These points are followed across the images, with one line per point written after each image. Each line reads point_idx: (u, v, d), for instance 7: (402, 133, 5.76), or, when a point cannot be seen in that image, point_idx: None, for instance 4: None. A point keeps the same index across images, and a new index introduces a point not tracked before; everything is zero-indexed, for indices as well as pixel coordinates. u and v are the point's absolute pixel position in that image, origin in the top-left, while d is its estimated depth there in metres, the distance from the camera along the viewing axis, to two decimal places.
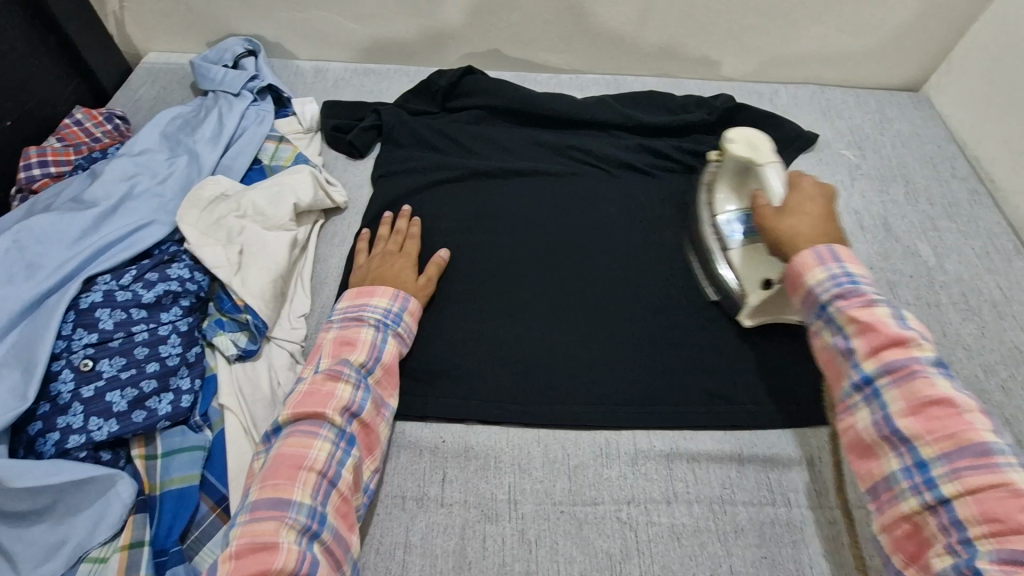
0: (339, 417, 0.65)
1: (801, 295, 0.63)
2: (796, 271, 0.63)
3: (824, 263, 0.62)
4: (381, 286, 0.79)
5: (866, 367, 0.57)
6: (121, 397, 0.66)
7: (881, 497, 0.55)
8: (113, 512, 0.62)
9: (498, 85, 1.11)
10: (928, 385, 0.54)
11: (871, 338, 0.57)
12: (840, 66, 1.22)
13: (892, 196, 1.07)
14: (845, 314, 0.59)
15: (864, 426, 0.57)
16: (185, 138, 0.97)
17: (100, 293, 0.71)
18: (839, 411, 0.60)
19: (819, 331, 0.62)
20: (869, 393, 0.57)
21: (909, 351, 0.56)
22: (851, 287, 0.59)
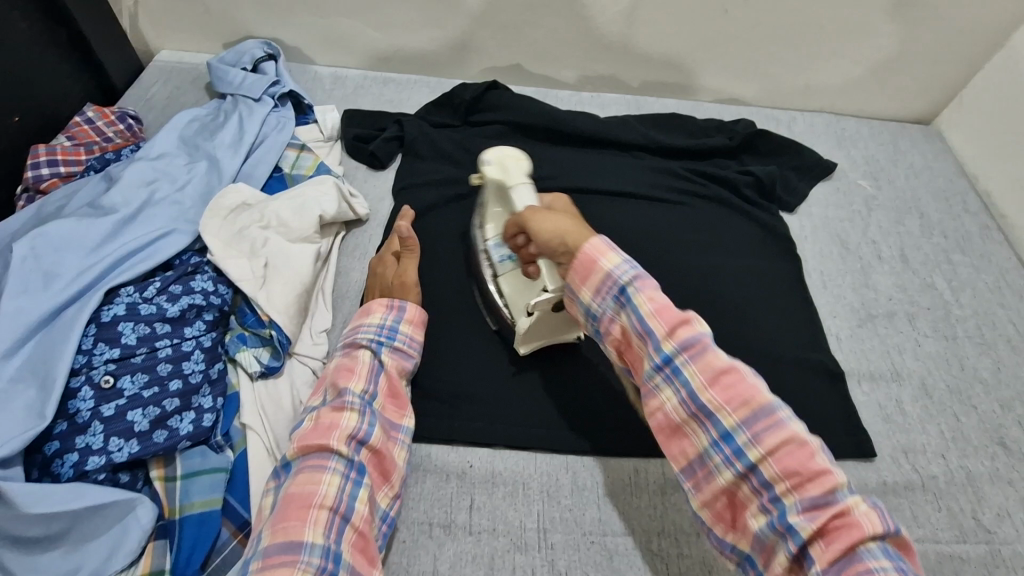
0: (345, 447, 0.61)
1: (595, 284, 0.62)
2: (591, 257, 0.62)
3: (611, 253, 0.63)
4: (375, 301, 0.76)
5: (664, 348, 0.56)
6: (143, 416, 0.63)
7: (699, 472, 0.56)
8: (132, 538, 0.59)
9: (521, 101, 1.11)
10: (715, 355, 0.55)
11: (663, 318, 0.57)
12: (855, 97, 1.24)
13: (907, 227, 1.08)
14: (641, 296, 0.59)
15: (674, 406, 0.56)
16: (204, 143, 0.94)
17: (123, 305, 0.68)
18: (645, 395, 0.59)
19: (616, 318, 0.61)
20: (670, 371, 0.56)
21: (694, 327, 0.56)
22: (637, 273, 0.60)
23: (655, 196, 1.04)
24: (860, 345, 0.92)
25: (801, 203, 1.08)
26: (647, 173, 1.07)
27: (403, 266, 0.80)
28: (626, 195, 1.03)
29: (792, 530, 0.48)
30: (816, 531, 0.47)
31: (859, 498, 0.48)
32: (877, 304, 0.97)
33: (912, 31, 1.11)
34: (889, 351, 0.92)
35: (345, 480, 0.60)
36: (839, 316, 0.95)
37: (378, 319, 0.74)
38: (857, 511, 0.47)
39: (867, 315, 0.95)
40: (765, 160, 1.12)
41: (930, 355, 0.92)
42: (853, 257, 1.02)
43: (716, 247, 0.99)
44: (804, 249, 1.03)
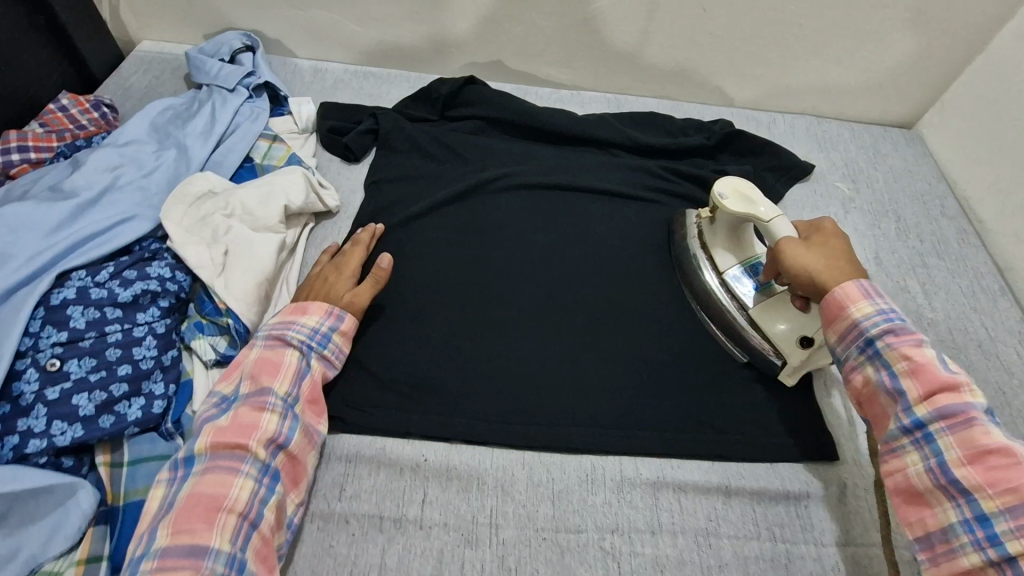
0: (263, 451, 0.63)
1: (839, 332, 0.66)
2: (840, 304, 0.66)
3: (868, 298, 0.66)
4: (314, 302, 0.76)
5: (918, 411, 0.60)
6: (88, 401, 0.62)
7: (934, 542, 0.58)
8: (71, 524, 0.58)
9: (498, 96, 1.10)
10: (983, 432, 0.57)
11: (921, 380, 0.60)
12: (838, 99, 1.24)
13: (883, 230, 1.07)
14: (894, 351, 0.62)
15: (916, 472, 0.60)
16: (175, 132, 0.94)
17: (74, 289, 0.67)
18: (886, 454, 0.63)
19: (858, 368, 0.65)
20: (921, 437, 0.60)
21: (962, 397, 0.59)
22: (900, 325, 0.63)
23: (629, 193, 1.03)
24: None
25: (777, 204, 1.08)
26: (622, 171, 1.07)
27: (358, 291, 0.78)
28: (600, 191, 1.03)
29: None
30: None
31: None
32: None
33: (892, 33, 1.10)
34: None
35: (258, 486, 0.61)
36: None
37: (312, 322, 0.74)
38: None
39: None
40: (742, 160, 1.11)
41: None
42: None
43: None
44: None
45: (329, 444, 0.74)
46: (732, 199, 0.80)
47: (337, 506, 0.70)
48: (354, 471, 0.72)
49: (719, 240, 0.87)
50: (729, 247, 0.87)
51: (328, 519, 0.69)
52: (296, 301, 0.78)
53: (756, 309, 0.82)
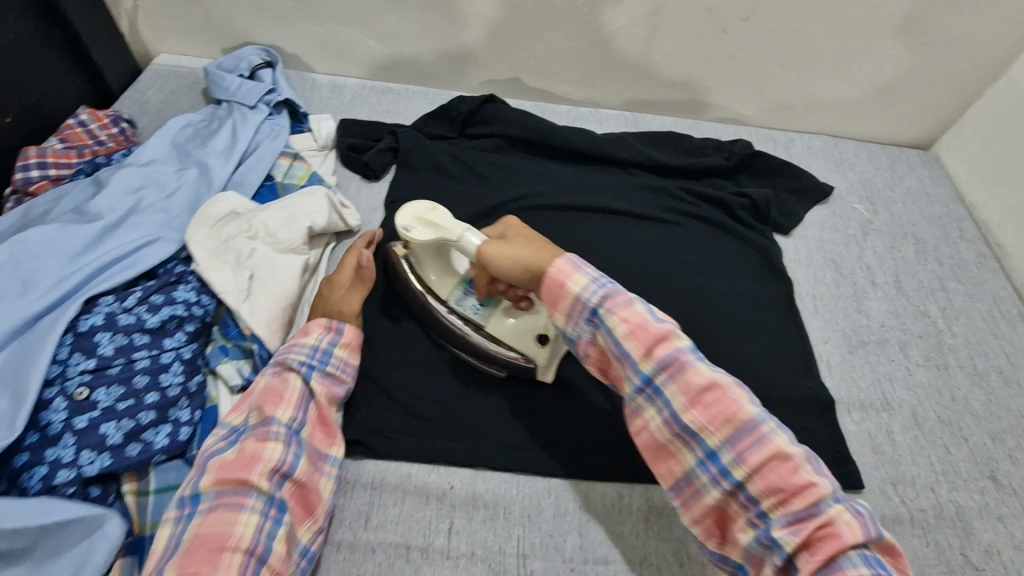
0: (266, 484, 0.61)
1: (566, 310, 0.62)
2: (558, 282, 0.61)
3: (581, 269, 0.62)
4: (314, 321, 0.75)
5: (645, 369, 0.57)
6: (116, 429, 0.62)
7: (683, 482, 0.58)
8: (100, 554, 0.57)
9: (518, 115, 1.10)
10: (695, 372, 0.55)
11: (641, 339, 0.57)
12: (855, 120, 1.24)
13: (902, 253, 1.07)
14: (613, 317, 0.58)
15: (660, 425, 0.58)
16: (196, 150, 0.94)
17: (101, 315, 0.67)
18: (630, 414, 0.61)
19: (594, 339, 0.61)
20: (652, 391, 0.57)
21: (672, 344, 0.57)
22: (612, 289, 0.60)
23: (650, 214, 1.03)
24: (851, 372, 0.91)
25: (796, 225, 1.07)
26: (641, 192, 1.07)
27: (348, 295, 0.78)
28: (619, 212, 1.03)
29: (777, 542, 0.51)
30: (800, 544, 0.50)
31: (843, 507, 0.50)
32: (869, 330, 0.96)
33: (911, 56, 1.11)
34: (880, 378, 0.90)
35: (263, 520, 0.59)
36: (832, 342, 0.94)
37: (312, 340, 0.73)
38: (841, 521, 0.49)
39: (858, 342, 0.94)
40: (761, 180, 1.11)
41: (922, 385, 0.90)
42: (847, 282, 1.01)
43: (708, 268, 0.99)
44: (798, 273, 1.02)
45: (353, 470, 0.74)
46: (418, 230, 0.75)
47: (364, 535, 0.69)
48: (380, 499, 0.72)
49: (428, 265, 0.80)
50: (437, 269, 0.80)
51: (355, 549, 0.68)
52: (301, 323, 0.77)
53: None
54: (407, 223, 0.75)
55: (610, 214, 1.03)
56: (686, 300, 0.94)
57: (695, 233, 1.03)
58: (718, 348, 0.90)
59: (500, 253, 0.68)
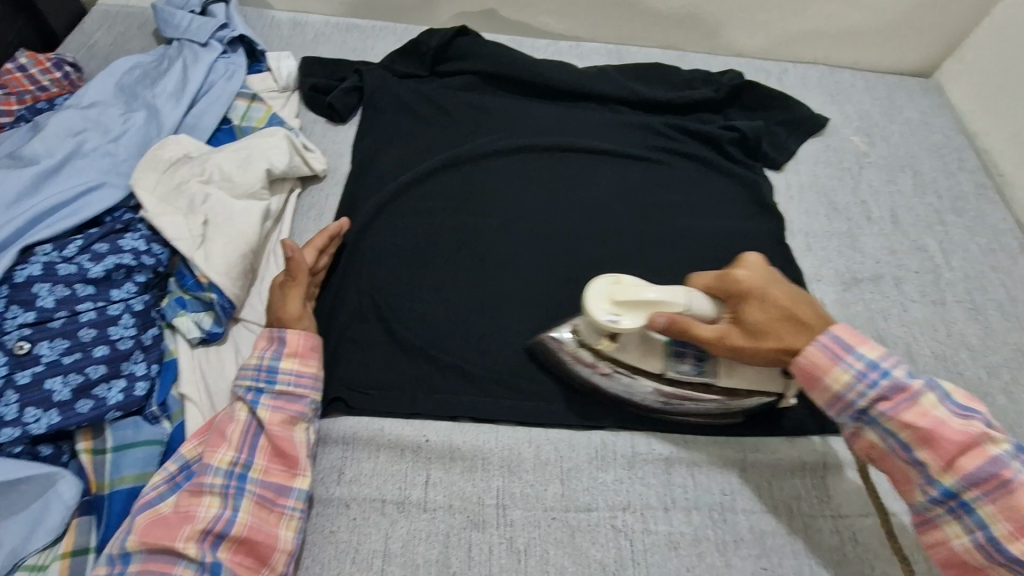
0: (193, 549, 0.54)
1: (825, 399, 0.61)
2: (816, 374, 0.61)
3: (840, 358, 0.60)
4: (261, 335, 0.67)
5: (945, 481, 0.57)
6: (63, 385, 0.58)
7: (921, 527, 0.59)
8: (54, 516, 0.55)
9: (493, 48, 1.03)
10: (970, 455, 0.56)
11: (939, 446, 0.56)
12: (853, 46, 1.16)
13: (900, 186, 1.02)
14: (893, 420, 0.58)
15: (963, 543, 0.56)
16: (144, 91, 0.87)
17: (39, 265, 0.62)
18: (918, 520, 0.60)
19: (862, 435, 0.61)
20: (956, 506, 0.56)
21: (937, 421, 0.57)
22: (890, 383, 0.58)
23: (632, 150, 0.98)
24: (845, 311, 0.87)
25: (789, 160, 1.02)
26: (624, 127, 1.01)
27: (284, 298, 0.67)
28: (601, 151, 0.97)
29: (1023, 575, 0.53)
30: None
31: None
32: (863, 267, 0.92)
33: None
34: (874, 315, 0.87)
35: None
36: (825, 280, 0.90)
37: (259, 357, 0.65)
38: None
39: (852, 279, 0.90)
40: (752, 114, 1.05)
41: (916, 320, 0.87)
42: (841, 218, 0.97)
43: (696, 207, 0.94)
44: (791, 210, 0.97)
45: (326, 426, 0.70)
46: (625, 316, 0.63)
47: (337, 490, 0.66)
48: (353, 453, 0.69)
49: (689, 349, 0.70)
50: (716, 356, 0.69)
51: (328, 504, 0.66)
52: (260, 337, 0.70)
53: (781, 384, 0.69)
54: (612, 314, 0.62)
55: (591, 151, 0.97)
56: (672, 240, 0.90)
57: (683, 171, 0.97)
58: None
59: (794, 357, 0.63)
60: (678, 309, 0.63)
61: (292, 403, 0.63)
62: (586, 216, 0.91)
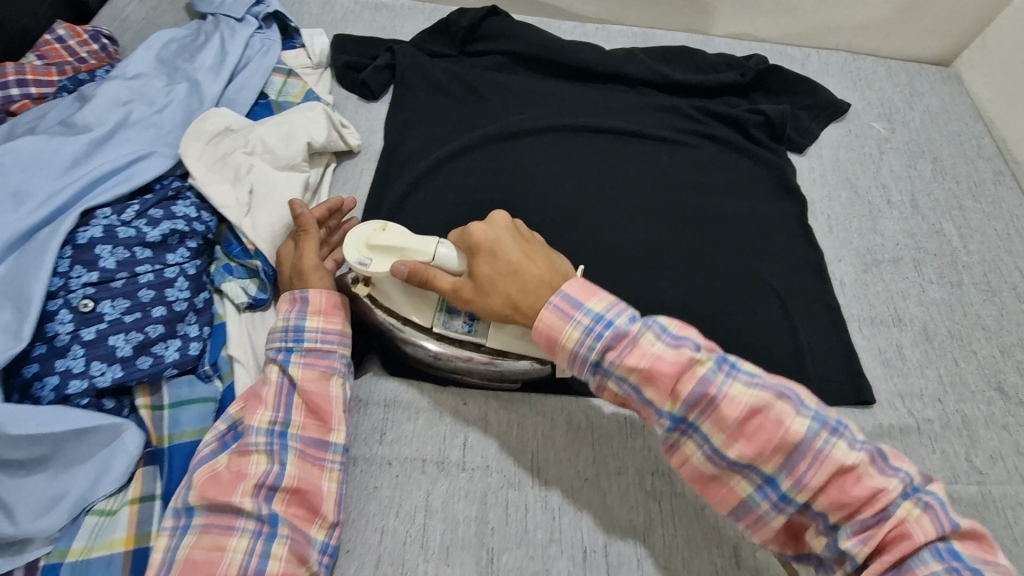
0: (249, 503, 0.56)
1: (565, 358, 0.59)
2: (551, 331, 0.59)
3: (571, 315, 0.59)
4: (280, 300, 0.68)
5: (670, 411, 0.55)
6: (125, 342, 0.60)
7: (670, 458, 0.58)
8: (121, 462, 0.58)
9: (523, 30, 1.05)
10: (725, 405, 0.54)
11: (661, 384, 0.55)
12: (875, 34, 1.18)
13: (919, 171, 1.04)
14: (620, 366, 0.57)
15: (700, 461, 0.56)
16: (184, 64, 0.89)
17: (100, 227, 0.64)
18: (667, 451, 0.58)
19: (603, 386, 0.60)
20: (686, 428, 0.56)
21: (693, 372, 0.55)
22: (614, 333, 0.57)
23: (659, 132, 1.00)
24: (865, 290, 0.90)
25: (812, 145, 1.04)
26: (652, 110, 1.03)
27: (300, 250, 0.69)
28: (629, 133, 0.99)
29: (848, 554, 0.51)
30: (870, 553, 0.50)
31: (910, 504, 0.50)
32: (882, 249, 0.94)
33: None
34: (892, 296, 0.90)
35: (252, 541, 0.55)
36: (846, 261, 0.92)
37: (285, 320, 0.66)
38: (909, 519, 0.50)
39: (872, 261, 0.93)
40: (775, 99, 1.07)
41: (933, 301, 0.90)
42: (861, 202, 0.99)
43: (721, 188, 0.96)
44: (813, 193, 0.99)
45: (368, 389, 0.74)
46: (376, 259, 0.67)
47: (379, 450, 0.69)
48: (394, 416, 0.72)
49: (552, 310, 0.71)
50: None
51: (371, 462, 0.69)
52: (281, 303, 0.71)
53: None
54: (362, 257, 0.67)
55: (619, 132, 0.99)
56: (698, 220, 0.93)
57: (709, 153, 0.99)
58: (732, 267, 0.89)
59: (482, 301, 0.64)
60: (426, 259, 0.66)
61: (320, 361, 0.65)
62: (614, 195, 0.93)
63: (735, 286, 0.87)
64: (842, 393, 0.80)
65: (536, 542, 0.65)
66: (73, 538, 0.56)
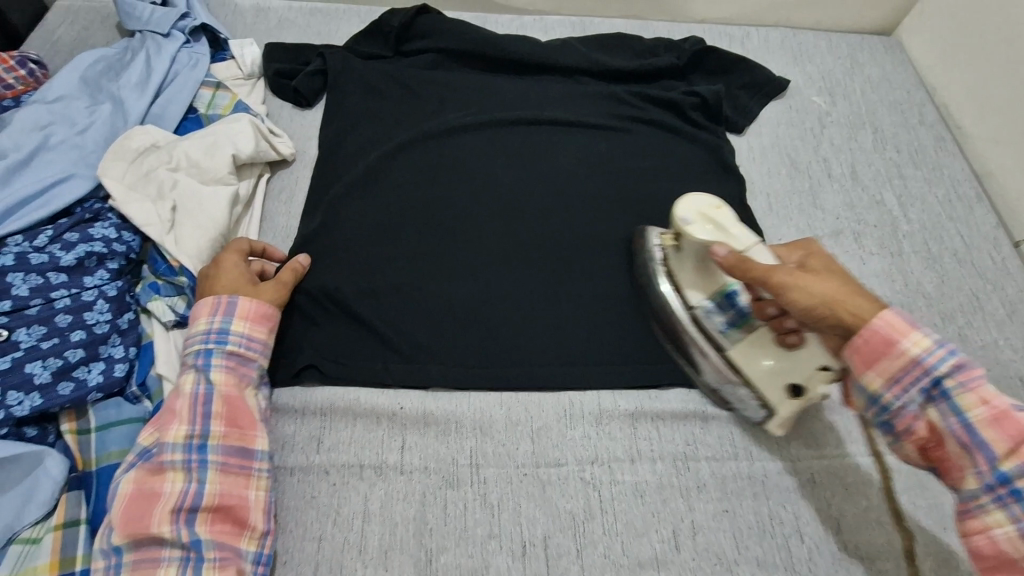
0: (168, 529, 0.57)
1: (891, 373, 0.55)
2: (890, 340, 0.55)
3: (917, 327, 0.55)
4: (202, 303, 0.67)
5: (1004, 466, 0.52)
6: (44, 368, 0.60)
7: (962, 514, 0.55)
8: (45, 490, 0.58)
9: (455, 27, 1.04)
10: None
11: (1005, 429, 0.52)
12: (813, 7, 1.17)
13: (860, 143, 1.04)
14: (962, 398, 0.53)
15: (1007, 538, 0.52)
16: (108, 83, 0.88)
17: (12, 255, 0.64)
18: (963, 514, 0.55)
19: (918, 416, 0.56)
20: (1008, 494, 0.52)
21: (992, 395, 0.53)
22: (958, 362, 0.54)
23: (595, 119, 1.00)
24: None
25: (751, 123, 1.04)
26: (588, 97, 1.03)
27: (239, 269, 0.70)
28: (566, 122, 0.99)
29: None
30: None
31: None
32: (824, 223, 0.94)
33: None
34: None
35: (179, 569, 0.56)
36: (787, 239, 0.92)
37: (204, 323, 0.66)
38: None
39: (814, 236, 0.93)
40: (713, 79, 1.07)
41: (875, 272, 0.90)
42: (802, 177, 0.99)
43: (659, 172, 0.96)
44: (753, 170, 0.99)
45: (304, 396, 0.73)
46: (699, 224, 0.68)
47: (316, 458, 0.69)
48: (331, 423, 0.72)
49: (686, 271, 0.74)
50: (700, 279, 0.73)
51: (308, 471, 0.69)
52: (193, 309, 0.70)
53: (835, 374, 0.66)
54: (689, 216, 0.68)
55: (555, 121, 0.99)
56: (637, 206, 0.92)
57: (648, 138, 0.99)
58: None
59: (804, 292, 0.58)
60: (738, 245, 0.66)
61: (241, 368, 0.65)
62: (553, 186, 0.93)
63: None
64: None
65: (475, 540, 0.66)
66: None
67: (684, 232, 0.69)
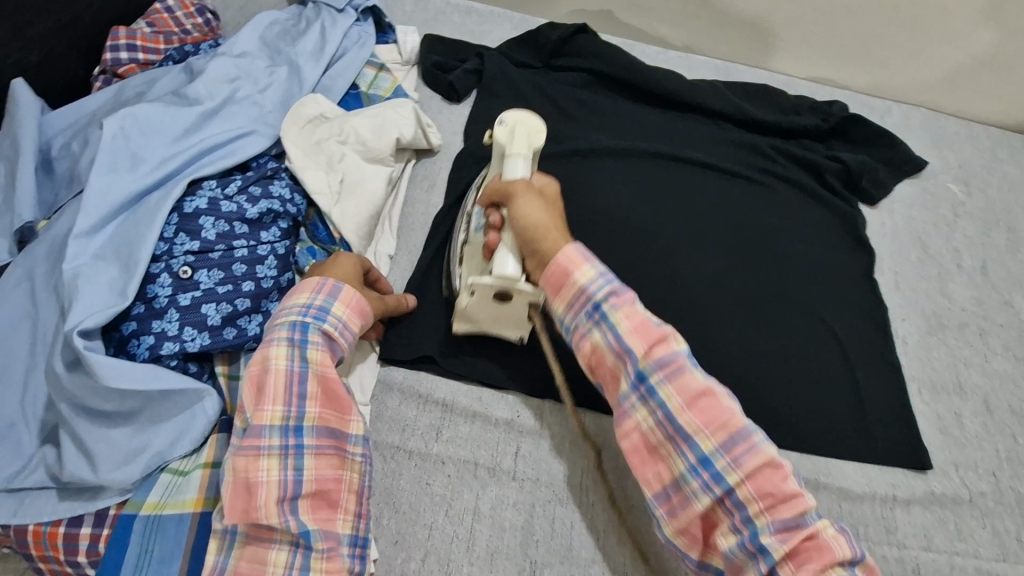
0: (275, 518, 0.56)
1: (567, 293, 0.64)
2: (563, 269, 0.64)
3: (586, 259, 0.64)
4: (304, 279, 0.65)
5: (642, 366, 0.61)
6: (216, 311, 0.63)
7: (619, 418, 0.63)
8: (198, 426, 0.61)
9: (610, 51, 1.06)
10: (691, 378, 0.59)
11: (650, 339, 0.61)
12: (961, 95, 1.16)
13: (992, 239, 1.02)
14: (617, 312, 0.62)
15: (652, 426, 0.61)
16: (286, 47, 0.91)
17: (205, 199, 0.67)
18: (620, 418, 0.63)
19: (588, 331, 0.64)
20: (646, 391, 0.61)
21: (670, 347, 0.60)
22: (615, 287, 0.63)
23: (732, 166, 1.00)
24: (927, 353, 0.89)
25: (885, 199, 1.03)
26: (727, 142, 1.03)
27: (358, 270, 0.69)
28: (704, 163, 0.99)
29: (767, 549, 0.54)
30: (785, 552, 0.54)
31: (827, 523, 0.56)
32: (949, 314, 0.93)
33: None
34: (955, 363, 0.88)
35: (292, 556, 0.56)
36: (910, 321, 0.91)
37: (304, 298, 0.63)
38: (825, 534, 0.55)
39: (937, 324, 0.92)
40: (854, 148, 1.06)
41: (997, 373, 0.88)
42: (931, 262, 0.98)
43: (790, 230, 0.96)
44: (882, 247, 0.98)
45: (426, 385, 0.75)
46: (506, 134, 0.71)
47: (434, 447, 0.71)
48: (451, 417, 0.73)
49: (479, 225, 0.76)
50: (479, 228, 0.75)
51: (426, 459, 0.70)
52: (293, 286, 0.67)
53: (519, 273, 0.66)
54: (504, 120, 0.72)
55: (693, 159, 0.99)
56: (765, 259, 0.92)
57: (784, 196, 0.99)
58: (794, 310, 0.88)
59: (526, 202, 0.67)
60: (511, 173, 0.69)
61: (333, 350, 0.64)
62: (684, 225, 0.93)
63: (797, 332, 0.86)
64: (898, 455, 0.79)
65: (578, 561, 0.66)
66: (147, 494, 0.59)
67: (496, 134, 0.72)
